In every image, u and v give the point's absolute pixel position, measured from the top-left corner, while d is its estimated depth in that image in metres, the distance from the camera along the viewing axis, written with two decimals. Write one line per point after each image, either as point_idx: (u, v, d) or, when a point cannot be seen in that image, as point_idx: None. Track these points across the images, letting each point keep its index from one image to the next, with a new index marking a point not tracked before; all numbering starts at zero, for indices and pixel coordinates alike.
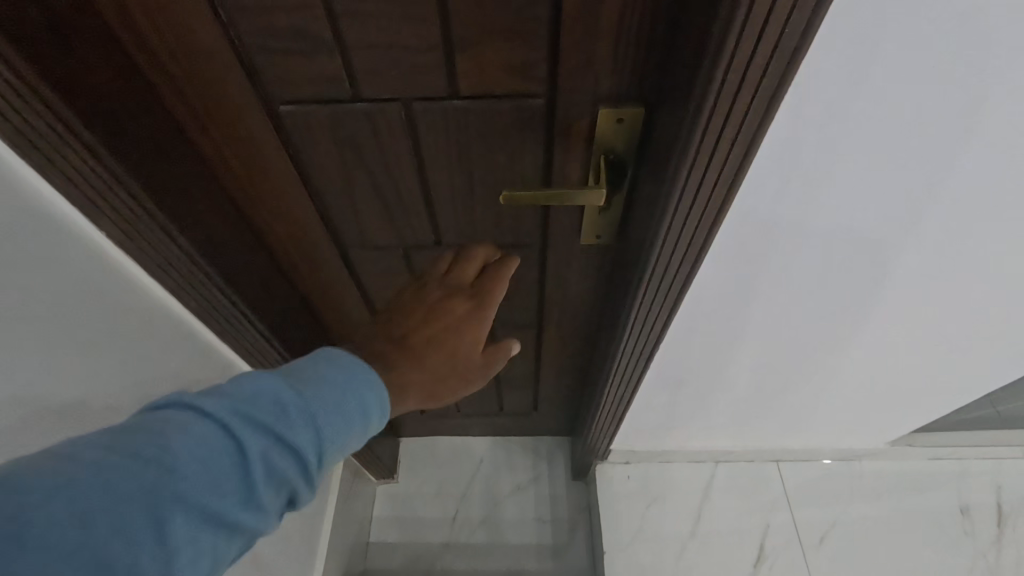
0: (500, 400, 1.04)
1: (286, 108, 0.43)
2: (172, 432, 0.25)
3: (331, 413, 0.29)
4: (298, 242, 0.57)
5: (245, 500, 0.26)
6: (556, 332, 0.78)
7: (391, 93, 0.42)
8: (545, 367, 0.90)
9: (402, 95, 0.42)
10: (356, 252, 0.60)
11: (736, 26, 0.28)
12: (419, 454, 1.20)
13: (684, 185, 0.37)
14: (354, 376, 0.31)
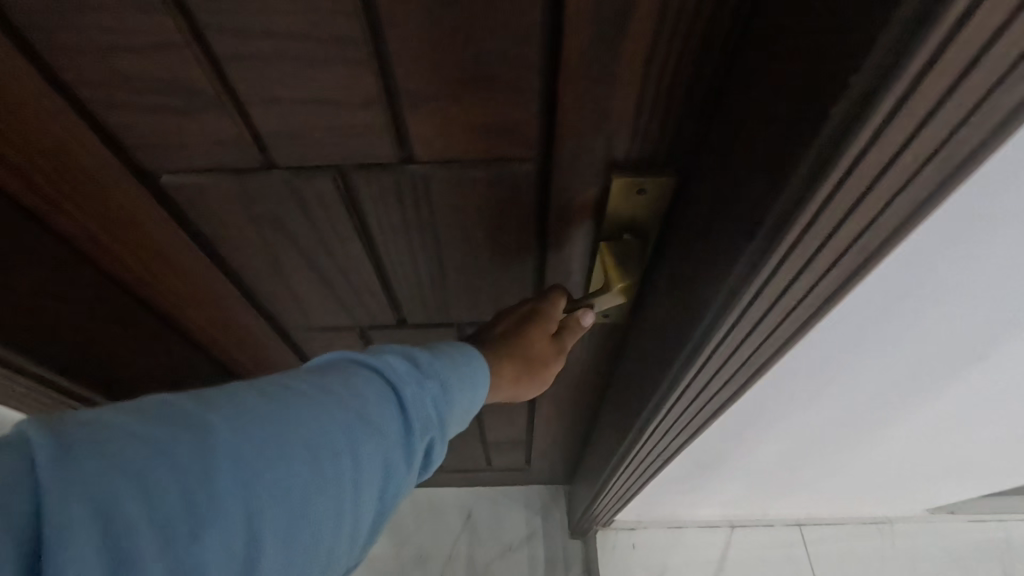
0: (489, 458, 0.92)
1: (173, 181, 0.30)
2: (336, 374, 0.24)
3: (463, 379, 0.29)
4: (221, 324, 0.45)
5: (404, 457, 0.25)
6: (552, 398, 0.67)
7: (319, 159, 0.29)
8: (539, 429, 0.79)
9: (338, 160, 0.29)
10: (302, 334, 0.48)
11: (838, 172, 0.18)
12: (400, 508, 1.08)
13: (722, 341, 0.28)
14: (473, 353, 0.31)
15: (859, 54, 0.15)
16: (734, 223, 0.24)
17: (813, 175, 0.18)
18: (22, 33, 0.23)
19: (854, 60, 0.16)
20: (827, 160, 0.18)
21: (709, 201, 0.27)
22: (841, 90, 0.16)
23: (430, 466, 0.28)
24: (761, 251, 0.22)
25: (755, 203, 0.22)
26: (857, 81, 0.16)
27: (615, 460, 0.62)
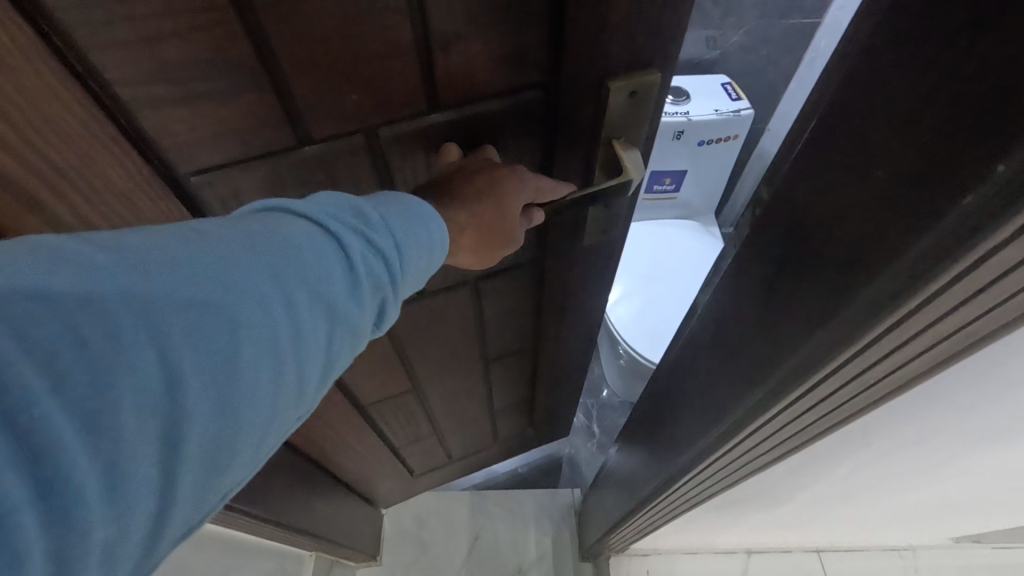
0: (492, 399, 1.10)
1: (259, 163, 0.43)
2: (288, 226, 0.31)
3: (415, 236, 0.36)
4: None
5: (353, 300, 0.32)
6: (546, 329, 0.86)
7: (348, 126, 0.43)
8: (536, 361, 0.97)
9: (365, 123, 0.43)
10: None
11: (993, 238, 0.25)
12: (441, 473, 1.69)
13: (845, 354, 0.36)
14: (423, 206, 0.38)
15: (1013, 139, 0.23)
16: (833, 279, 0.36)
17: (968, 225, 0.26)
18: (83, 49, 0.32)
19: (1007, 144, 0.24)
20: (943, 246, 0.28)
21: (807, 257, 0.39)
22: (931, 224, 0.28)
23: (384, 316, 0.36)
24: (908, 281, 0.30)
25: (854, 274, 0.34)
26: (1002, 167, 0.24)
27: (676, 473, 0.70)
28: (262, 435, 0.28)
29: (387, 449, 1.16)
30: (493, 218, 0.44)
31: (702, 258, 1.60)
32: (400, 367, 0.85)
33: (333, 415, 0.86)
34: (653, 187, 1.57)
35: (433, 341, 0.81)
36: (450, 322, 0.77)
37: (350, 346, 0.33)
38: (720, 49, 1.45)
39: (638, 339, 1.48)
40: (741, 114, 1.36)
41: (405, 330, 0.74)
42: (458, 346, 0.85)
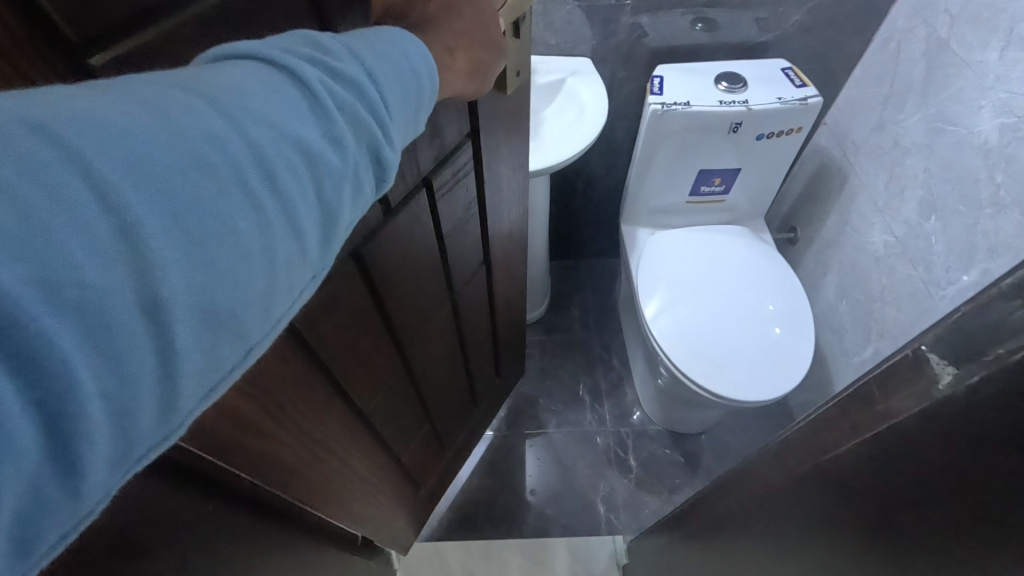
0: (461, 333, 1.07)
1: (186, 19, 0.33)
2: (240, 63, 0.29)
3: (388, 69, 0.35)
4: None
5: (340, 133, 0.30)
6: (487, 211, 0.89)
7: None
8: (490, 255, 1.00)
9: None
10: None
11: None
12: (459, 506, 1.56)
13: None
14: (392, 32, 0.37)
15: None
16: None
17: None
18: None
19: None
20: None
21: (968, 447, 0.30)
22: None
23: (388, 160, 0.34)
24: None
25: None
26: None
27: None
28: (267, 282, 0.27)
29: (393, 460, 1.03)
30: (470, 39, 0.46)
31: (753, 267, 1.39)
32: (385, 335, 0.78)
33: (329, 431, 0.74)
34: (700, 189, 1.40)
35: (411, 282, 0.77)
36: (418, 247, 0.74)
37: (350, 188, 0.31)
38: (777, 30, 1.29)
39: (692, 363, 1.25)
40: (809, 102, 1.19)
41: (386, 271, 0.69)
42: (427, 272, 0.81)
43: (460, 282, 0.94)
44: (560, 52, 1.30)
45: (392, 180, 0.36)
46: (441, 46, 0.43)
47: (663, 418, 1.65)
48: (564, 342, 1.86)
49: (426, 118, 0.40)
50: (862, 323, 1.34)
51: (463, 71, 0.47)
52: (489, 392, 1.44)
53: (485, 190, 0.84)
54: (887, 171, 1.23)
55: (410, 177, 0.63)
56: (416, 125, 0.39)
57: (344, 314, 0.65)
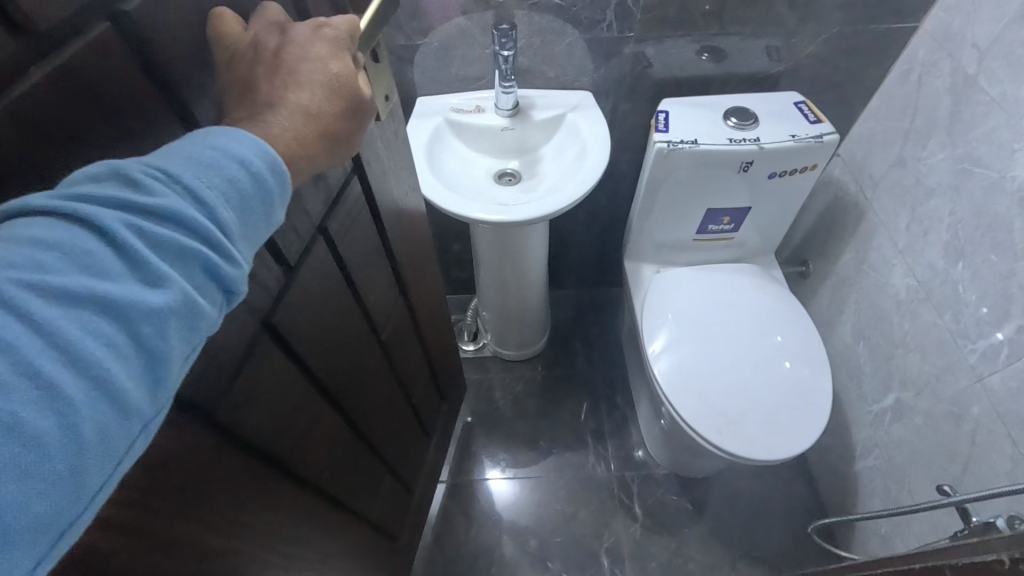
0: (401, 374, 1.00)
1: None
2: (26, 223, 0.26)
3: (216, 184, 0.32)
4: None
5: (165, 275, 0.29)
6: (393, 243, 0.82)
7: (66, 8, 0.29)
8: (410, 282, 0.94)
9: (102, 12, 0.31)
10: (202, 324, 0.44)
11: None
12: (450, 554, 1.49)
13: None
14: (217, 132, 0.35)
15: None
16: None
17: None
18: None
19: None
20: None
21: None
22: None
23: (232, 280, 0.33)
24: None
25: None
26: None
27: None
28: (89, 450, 0.26)
29: (365, 524, 0.96)
30: (322, 119, 0.41)
31: (754, 302, 1.32)
32: (325, 402, 0.71)
33: (287, 520, 0.66)
34: (708, 227, 1.33)
35: (340, 339, 0.70)
36: (335, 299, 0.67)
37: (177, 323, 0.30)
38: (791, 61, 1.21)
39: (704, 419, 1.15)
40: (825, 140, 1.11)
41: (308, 334, 0.62)
42: (353, 326, 0.73)
43: (386, 319, 0.86)
44: (560, 85, 1.23)
45: (241, 293, 0.35)
46: (283, 128, 0.38)
47: (669, 462, 1.56)
48: (566, 379, 1.79)
49: (283, 210, 0.38)
50: (882, 369, 1.26)
51: (316, 148, 0.41)
52: (440, 423, 1.36)
53: (385, 222, 0.77)
54: (909, 211, 1.16)
55: (305, 229, 0.56)
56: (269, 224, 0.37)
57: (275, 391, 0.58)
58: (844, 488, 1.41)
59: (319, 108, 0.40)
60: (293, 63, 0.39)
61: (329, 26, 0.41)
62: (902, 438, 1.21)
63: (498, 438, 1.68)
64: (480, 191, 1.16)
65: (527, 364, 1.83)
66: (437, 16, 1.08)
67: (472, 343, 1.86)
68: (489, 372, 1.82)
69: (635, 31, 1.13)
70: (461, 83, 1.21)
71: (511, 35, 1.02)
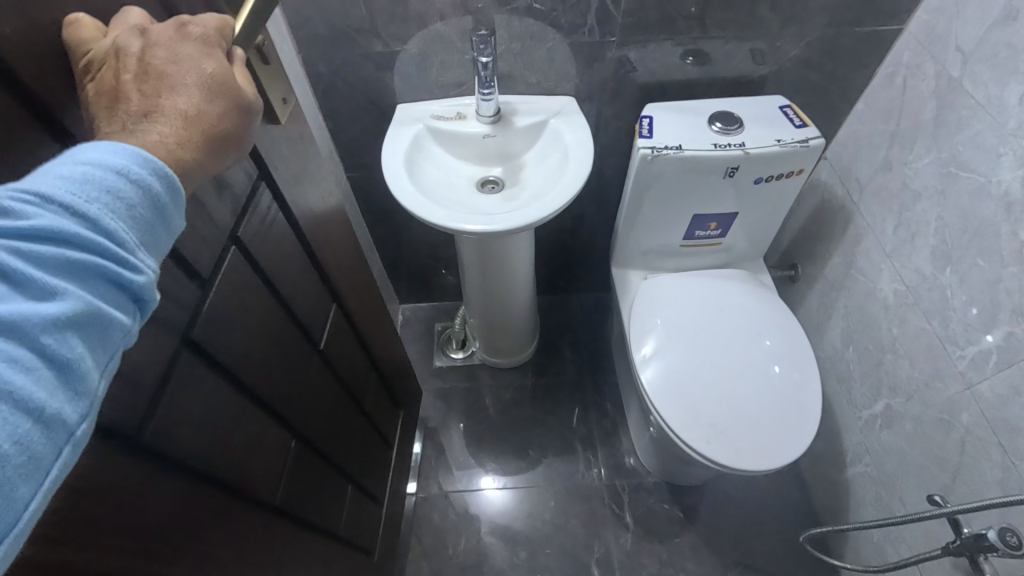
0: (348, 383, 0.97)
1: None
2: None
3: (96, 197, 0.30)
4: None
5: (58, 295, 0.28)
6: (318, 249, 0.80)
7: None
8: (343, 290, 0.92)
9: None
10: None
11: None
12: (434, 565, 1.46)
13: None
14: (104, 147, 0.33)
15: None
16: None
17: None
18: None
19: None
20: None
21: None
22: None
23: (139, 289, 0.32)
24: None
25: None
26: None
27: None
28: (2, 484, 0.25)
29: (333, 541, 0.93)
30: (205, 119, 0.40)
31: (738, 305, 1.30)
32: (267, 417, 0.68)
33: (243, 545, 0.63)
34: (695, 233, 1.32)
35: (271, 351, 0.68)
36: (259, 311, 0.64)
37: (78, 342, 0.29)
38: (775, 64, 1.19)
39: (692, 427, 1.13)
40: (810, 143, 1.10)
41: (234, 345, 0.59)
42: (284, 337, 0.71)
43: (322, 328, 0.84)
44: (542, 91, 1.21)
45: (152, 300, 0.34)
46: (161, 132, 0.37)
47: (660, 470, 1.54)
48: (555, 386, 1.77)
49: (180, 215, 0.37)
50: (871, 375, 1.25)
51: (205, 151, 0.40)
52: (398, 430, 1.33)
53: (304, 229, 0.75)
54: (895, 216, 1.15)
55: (214, 241, 0.54)
56: (166, 232, 0.35)
57: (203, 408, 0.55)
58: (836, 494, 1.39)
59: (199, 108, 0.40)
60: (161, 66, 0.39)
61: (194, 24, 0.42)
62: (892, 443, 1.19)
63: (483, 446, 1.66)
64: (460, 200, 1.14)
65: (516, 372, 1.81)
66: (414, 22, 1.06)
67: (460, 351, 1.84)
68: (477, 380, 1.80)
69: (616, 35, 1.11)
70: (441, 89, 1.19)
71: (489, 41, 1.00)
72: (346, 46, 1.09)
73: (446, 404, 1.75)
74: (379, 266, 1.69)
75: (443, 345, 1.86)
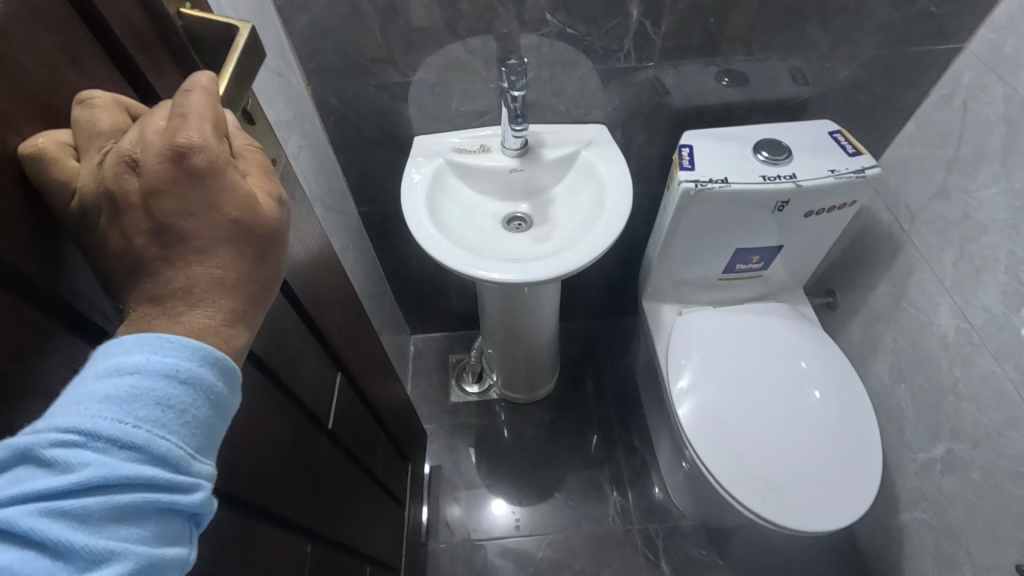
0: (361, 457, 0.87)
1: None
2: None
3: (145, 416, 0.28)
4: None
5: (109, 551, 0.25)
6: (324, 322, 0.70)
7: None
8: (350, 356, 0.82)
9: None
10: None
11: None
12: None
13: None
14: (146, 338, 0.30)
15: None
16: None
17: None
18: None
19: None
20: None
21: None
22: None
23: (192, 508, 0.29)
24: None
25: None
26: None
27: None
28: None
29: None
30: (244, 279, 0.34)
31: (779, 343, 1.22)
32: (284, 530, 0.58)
33: None
34: (735, 266, 1.23)
35: (286, 454, 0.58)
36: (270, 414, 0.55)
37: None
38: (822, 87, 1.11)
39: (744, 484, 1.04)
40: (866, 174, 1.02)
41: (242, 462, 0.49)
42: (297, 434, 0.61)
43: (330, 406, 0.73)
44: (571, 119, 1.12)
45: (208, 512, 0.31)
46: (205, 309, 0.32)
47: (695, 513, 1.45)
48: (578, 421, 1.67)
49: (236, 392, 0.34)
50: (928, 417, 1.16)
51: (254, 306, 0.35)
52: (407, 485, 1.23)
53: (305, 303, 0.64)
54: (956, 247, 1.07)
55: None
56: (223, 419, 0.33)
57: (210, 562, 0.44)
58: (887, 541, 1.30)
59: (237, 267, 0.33)
60: (181, 223, 0.31)
61: (194, 153, 0.30)
62: (954, 492, 1.11)
63: (503, 489, 1.56)
64: (488, 244, 1.05)
65: (537, 406, 1.71)
66: (433, 49, 0.97)
67: (476, 385, 1.75)
68: (495, 416, 1.70)
69: (654, 59, 1.02)
70: (463, 119, 1.10)
71: (520, 72, 0.91)
72: (360, 76, 0.99)
73: (463, 442, 1.65)
74: (390, 299, 1.59)
75: (458, 378, 1.77)
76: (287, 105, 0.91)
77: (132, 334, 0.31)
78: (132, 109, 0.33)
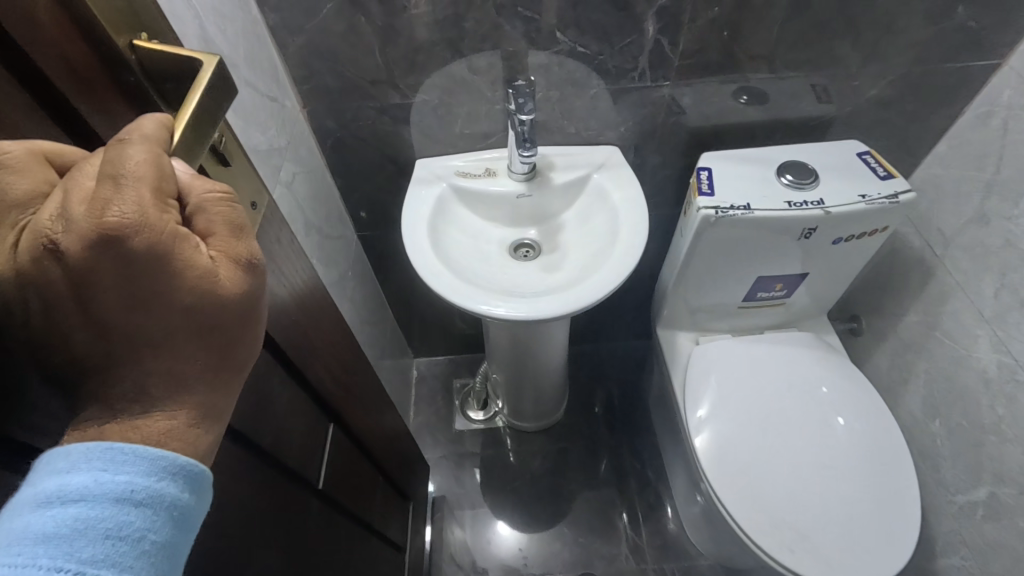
0: (355, 509, 0.80)
1: None
2: None
3: (91, 554, 0.26)
4: None
5: None
6: (313, 370, 0.64)
7: None
8: (343, 402, 0.75)
9: None
10: None
11: None
12: None
13: None
14: (96, 451, 0.28)
15: None
16: None
17: None
18: None
19: None
20: None
21: None
22: None
23: None
24: None
25: None
26: None
27: None
28: None
29: None
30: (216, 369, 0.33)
31: (802, 375, 1.14)
32: None
33: None
34: (756, 294, 1.16)
35: (265, 531, 0.51)
36: (247, 488, 0.48)
37: None
38: (848, 105, 1.04)
39: (772, 533, 0.97)
40: (901, 199, 0.95)
41: (210, 552, 0.43)
42: (279, 503, 0.54)
43: (319, 462, 0.66)
44: (582, 141, 1.06)
45: None
46: (166, 410, 0.30)
47: (714, 553, 1.36)
48: (587, 450, 1.60)
49: (201, 505, 0.32)
50: (967, 456, 1.08)
51: (223, 389, 0.34)
52: (408, 526, 1.16)
53: (292, 355, 0.58)
54: (996, 276, 0.99)
55: None
56: (188, 539, 0.30)
57: None
58: None
59: (203, 360, 0.32)
60: (131, 317, 0.29)
61: (132, 235, 0.26)
62: (998, 541, 1.02)
63: (509, 524, 1.48)
64: (494, 275, 0.99)
65: (544, 434, 1.64)
66: (435, 69, 0.91)
67: (481, 411, 1.68)
68: (501, 444, 1.63)
69: (670, 78, 0.96)
70: (467, 141, 1.04)
71: (528, 94, 0.86)
72: (358, 98, 0.94)
73: (466, 472, 1.58)
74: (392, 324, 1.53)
75: (462, 404, 1.70)
76: (280, 129, 0.85)
77: (82, 441, 0.28)
78: (54, 157, 0.28)
